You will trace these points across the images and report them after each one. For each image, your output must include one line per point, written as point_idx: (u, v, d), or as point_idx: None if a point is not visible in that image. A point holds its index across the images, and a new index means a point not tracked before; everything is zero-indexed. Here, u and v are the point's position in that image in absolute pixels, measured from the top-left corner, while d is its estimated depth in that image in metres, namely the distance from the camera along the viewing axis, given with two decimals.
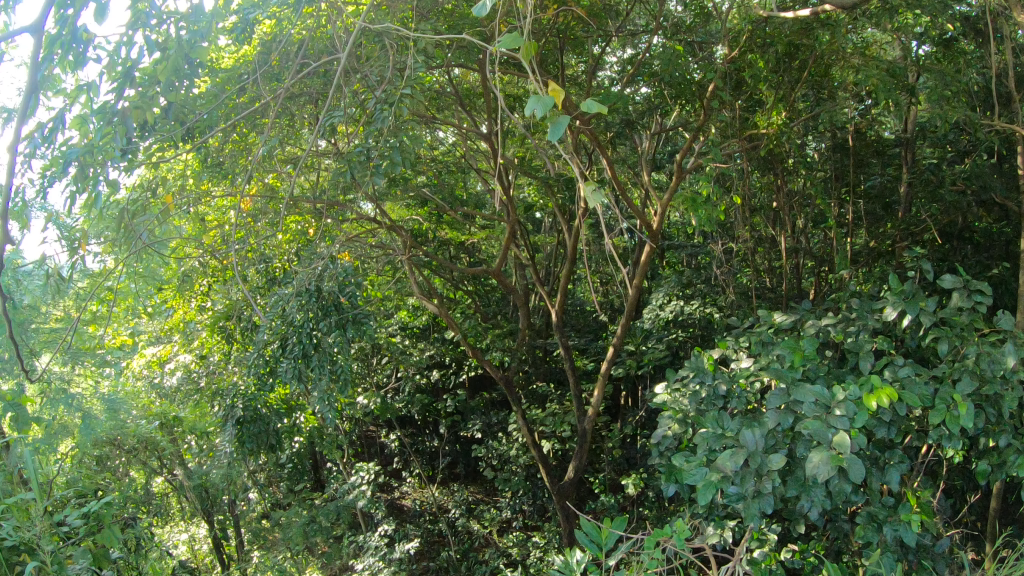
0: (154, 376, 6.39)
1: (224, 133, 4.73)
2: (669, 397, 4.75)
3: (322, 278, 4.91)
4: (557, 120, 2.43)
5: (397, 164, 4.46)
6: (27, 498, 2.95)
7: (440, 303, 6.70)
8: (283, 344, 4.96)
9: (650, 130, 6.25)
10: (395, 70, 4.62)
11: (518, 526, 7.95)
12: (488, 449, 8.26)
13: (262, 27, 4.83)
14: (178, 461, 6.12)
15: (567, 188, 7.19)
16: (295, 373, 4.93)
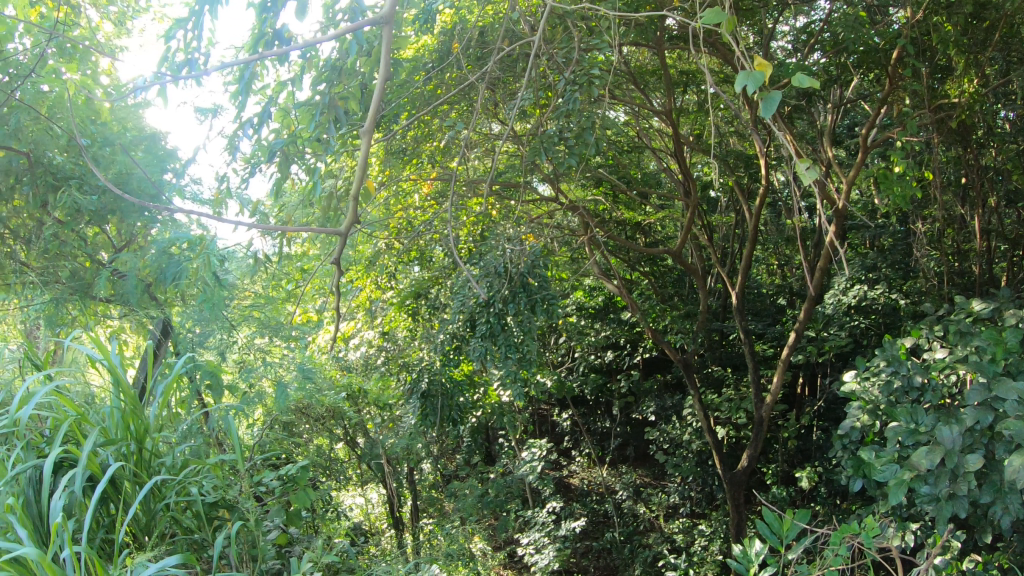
0: (339, 350, 6.81)
1: (408, 121, 5.00)
2: (857, 387, 4.46)
3: (512, 262, 4.97)
4: (766, 94, 1.87)
5: (591, 145, 4.56)
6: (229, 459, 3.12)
7: (620, 284, 6.70)
8: (474, 323, 5.26)
9: (831, 103, 5.86)
10: (582, 50, 4.58)
11: (686, 512, 7.80)
12: (660, 432, 8.21)
13: (441, 16, 5.01)
14: (361, 430, 6.34)
15: (744, 165, 6.91)
16: (482, 352, 5.24)
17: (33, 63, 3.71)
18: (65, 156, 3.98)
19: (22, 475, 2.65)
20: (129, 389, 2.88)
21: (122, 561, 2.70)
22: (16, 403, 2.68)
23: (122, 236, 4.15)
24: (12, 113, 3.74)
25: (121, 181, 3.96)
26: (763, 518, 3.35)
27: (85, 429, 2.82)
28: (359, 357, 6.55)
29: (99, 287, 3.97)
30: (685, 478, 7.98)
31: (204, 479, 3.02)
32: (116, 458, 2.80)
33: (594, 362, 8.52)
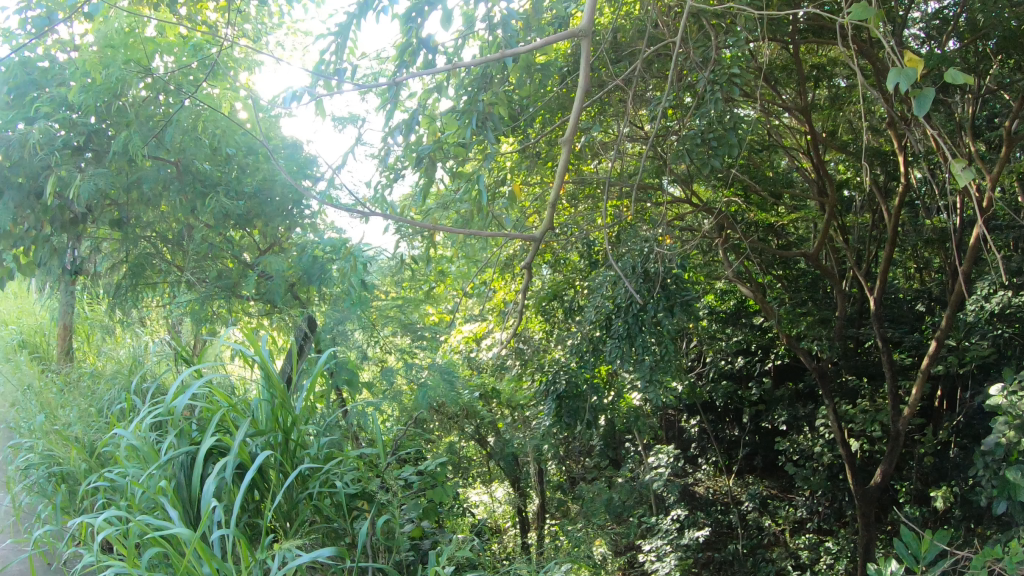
0: (471, 351, 6.59)
1: (541, 125, 4.95)
2: (1004, 401, 4.11)
3: (650, 261, 4.85)
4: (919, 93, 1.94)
5: (735, 146, 4.44)
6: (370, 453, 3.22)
7: (755, 289, 6.48)
8: (611, 324, 5.18)
9: (974, 93, 5.44)
10: (719, 48, 4.44)
11: (812, 527, 7.58)
12: (790, 443, 7.96)
13: (574, 18, 4.91)
14: (493, 429, 6.44)
15: (880, 162, 6.52)
16: (618, 353, 5.14)
17: (179, 79, 4.10)
18: (215, 168, 4.23)
19: (176, 460, 2.90)
20: (279, 384, 3.05)
21: (269, 546, 2.86)
22: (174, 395, 2.90)
23: (265, 239, 4.34)
24: (168, 127, 4.12)
25: (265, 188, 4.23)
26: (898, 537, 3.14)
27: (236, 420, 3.02)
28: (488, 358, 6.31)
29: (248, 289, 4.15)
30: (814, 492, 7.71)
31: (346, 469, 3.08)
32: (264, 447, 2.94)
33: (725, 368, 8.23)
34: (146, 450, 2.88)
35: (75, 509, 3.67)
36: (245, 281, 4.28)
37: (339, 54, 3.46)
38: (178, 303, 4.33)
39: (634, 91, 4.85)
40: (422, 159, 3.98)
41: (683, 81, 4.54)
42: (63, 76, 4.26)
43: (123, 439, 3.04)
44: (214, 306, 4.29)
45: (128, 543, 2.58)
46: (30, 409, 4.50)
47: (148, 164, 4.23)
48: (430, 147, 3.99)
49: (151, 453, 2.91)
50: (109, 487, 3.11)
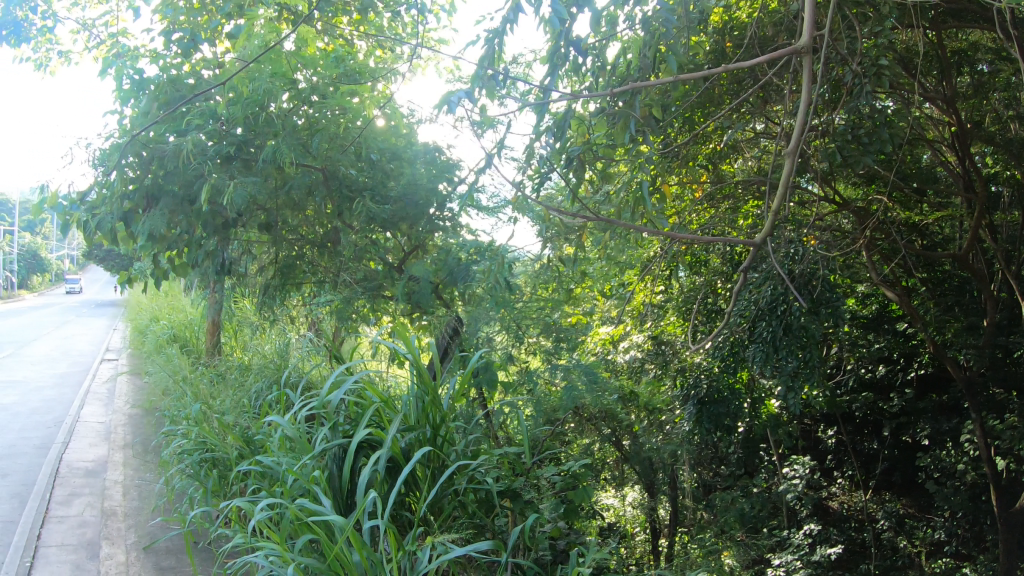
0: (603, 352, 5.42)
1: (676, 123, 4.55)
2: None
3: (802, 260, 4.38)
4: None
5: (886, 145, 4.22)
6: (514, 453, 3.24)
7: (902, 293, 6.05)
8: (753, 328, 4.66)
9: None
10: (866, 40, 4.23)
11: (948, 552, 7.15)
12: (931, 458, 7.50)
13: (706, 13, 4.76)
14: (628, 431, 4.56)
15: None
16: (761, 358, 4.56)
17: (323, 91, 4.35)
18: (360, 172, 4.45)
19: (329, 451, 3.07)
20: (428, 383, 3.13)
21: (415, 538, 2.94)
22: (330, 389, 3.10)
23: (409, 241, 4.54)
24: (314, 136, 4.35)
25: (410, 191, 4.37)
26: None
27: (389, 415, 3.17)
28: (626, 362, 5.31)
29: (396, 291, 4.24)
30: (956, 512, 7.24)
31: (490, 466, 3.11)
32: (416, 443, 3.05)
33: (866, 375, 7.63)
34: (299, 441, 3.07)
35: (225, 496, 3.91)
36: (392, 282, 4.50)
37: (491, 55, 3.67)
38: (322, 300, 4.62)
39: (774, 87, 4.63)
40: (571, 159, 3.94)
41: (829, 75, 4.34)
42: (211, 91, 4.55)
43: (282, 430, 3.29)
44: (361, 301, 4.52)
45: (284, 526, 2.83)
46: (187, 401, 4.85)
47: (297, 171, 4.37)
48: (579, 148, 4.01)
49: (305, 445, 3.10)
50: (264, 477, 3.34)
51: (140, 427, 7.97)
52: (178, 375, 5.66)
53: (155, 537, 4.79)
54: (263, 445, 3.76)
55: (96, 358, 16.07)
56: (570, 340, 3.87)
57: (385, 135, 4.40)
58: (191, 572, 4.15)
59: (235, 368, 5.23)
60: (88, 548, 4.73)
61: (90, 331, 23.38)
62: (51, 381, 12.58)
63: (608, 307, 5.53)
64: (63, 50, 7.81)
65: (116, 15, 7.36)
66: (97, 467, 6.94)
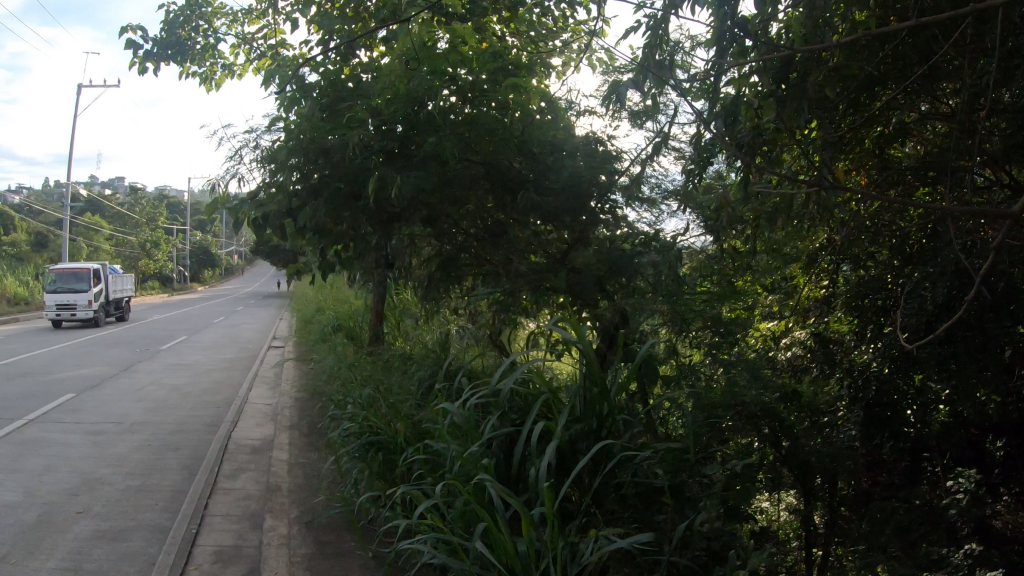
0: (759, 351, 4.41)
1: (853, 100, 4.08)
2: None
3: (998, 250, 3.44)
4: None
5: None
6: (679, 449, 3.25)
7: None
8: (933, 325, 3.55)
9: None
10: None
11: None
12: None
13: None
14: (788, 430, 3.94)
15: None
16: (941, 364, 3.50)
17: (488, 86, 4.47)
18: (525, 167, 4.55)
19: (494, 441, 3.29)
20: (597, 377, 3.26)
21: (577, 527, 3.04)
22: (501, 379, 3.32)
23: (572, 235, 4.65)
24: (474, 128, 4.45)
25: (573, 182, 4.46)
26: None
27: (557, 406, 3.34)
28: (784, 361, 4.21)
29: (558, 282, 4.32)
30: None
31: (655, 461, 3.15)
32: (579, 434, 3.23)
33: None
34: (467, 429, 3.31)
35: (388, 479, 4.07)
36: (552, 273, 4.58)
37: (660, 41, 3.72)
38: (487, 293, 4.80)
39: None
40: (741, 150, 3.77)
41: None
42: (370, 92, 4.78)
43: (453, 416, 3.54)
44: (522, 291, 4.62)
45: (458, 511, 2.99)
46: (358, 387, 5.13)
47: (459, 165, 4.51)
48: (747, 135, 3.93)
49: (472, 432, 3.35)
50: (431, 461, 3.61)
51: (306, 411, 8.49)
52: (346, 361, 6.02)
53: (316, 513, 4.97)
54: (432, 431, 3.98)
55: (261, 346, 17.22)
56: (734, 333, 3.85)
57: (545, 128, 4.50)
58: (351, 549, 4.28)
59: (402, 358, 5.45)
60: (246, 521, 5.32)
61: (252, 322, 25.22)
62: (222, 366, 13.65)
63: (767, 301, 4.53)
64: (228, 63, 8.42)
65: (276, 28, 7.85)
66: (265, 446, 7.43)
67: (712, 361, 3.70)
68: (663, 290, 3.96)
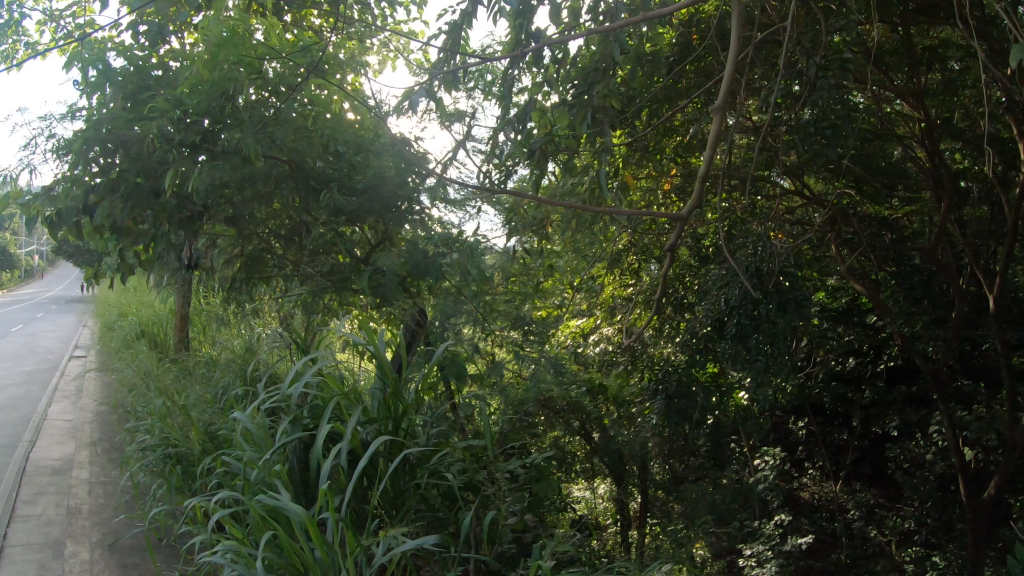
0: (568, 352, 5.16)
1: (652, 110, 4.52)
2: None
3: (762, 259, 4.23)
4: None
5: (847, 136, 4.16)
6: (477, 444, 3.34)
7: (866, 284, 5.89)
8: (721, 324, 4.35)
9: None
10: (822, 36, 4.28)
11: (919, 541, 6.89)
12: (897, 449, 7.26)
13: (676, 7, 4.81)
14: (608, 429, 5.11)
15: (1001, 153, 5.89)
16: (731, 356, 4.32)
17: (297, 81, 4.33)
18: (327, 165, 4.44)
19: (289, 446, 3.20)
20: (391, 376, 3.25)
21: (374, 529, 3.03)
22: (292, 384, 3.21)
23: (376, 235, 4.56)
24: (279, 126, 4.27)
25: (375, 185, 4.36)
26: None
27: (349, 409, 3.28)
28: (593, 355, 5.03)
29: (361, 283, 4.25)
30: (923, 500, 7.00)
31: (452, 460, 3.21)
32: (375, 436, 3.20)
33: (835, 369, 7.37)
34: (260, 436, 3.19)
35: (189, 492, 3.86)
36: (358, 274, 4.50)
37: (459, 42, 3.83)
38: (291, 295, 4.63)
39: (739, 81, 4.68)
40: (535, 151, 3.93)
41: (791, 70, 4.34)
42: (175, 83, 4.50)
43: (247, 424, 3.39)
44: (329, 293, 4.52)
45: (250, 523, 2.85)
46: (158, 396, 4.83)
47: (262, 162, 4.35)
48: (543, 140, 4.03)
49: (266, 439, 3.24)
50: (225, 472, 3.45)
51: (113, 425, 7.87)
52: (150, 369, 5.65)
53: (116, 534, 4.63)
54: (231, 440, 3.80)
55: (63, 356, 15.70)
56: (538, 331, 4.17)
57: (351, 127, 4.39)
58: (152, 570, 4.02)
59: (201, 363, 5.15)
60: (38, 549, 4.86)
61: (59, 328, 23.01)
62: (20, 378, 12.35)
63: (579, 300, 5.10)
64: (29, 43, 7.64)
65: (84, 7, 7.21)
66: (63, 464, 6.81)
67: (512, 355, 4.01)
68: (469, 290, 4.02)
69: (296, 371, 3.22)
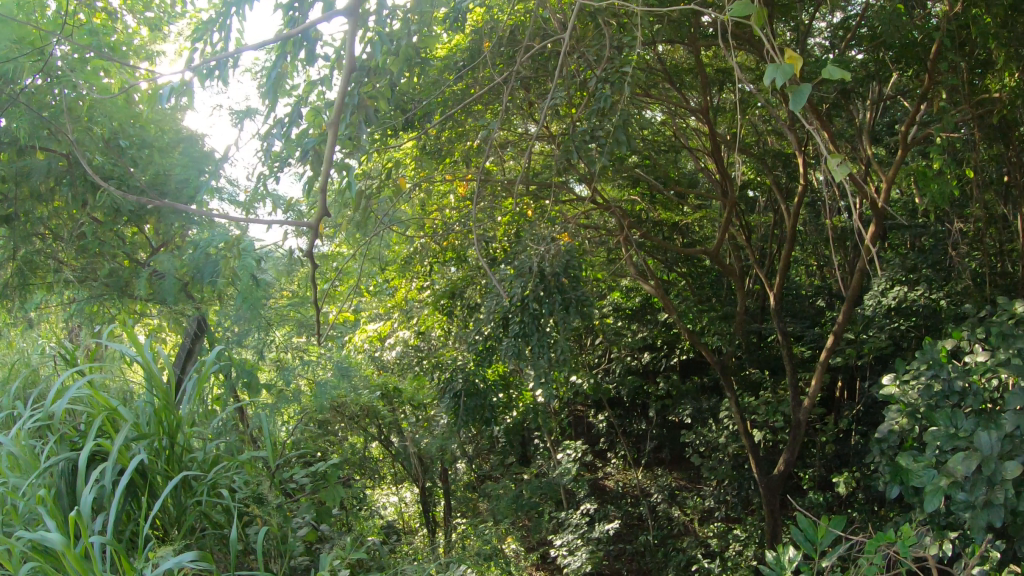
0: (374, 350, 6.68)
1: (442, 120, 4.93)
2: (895, 389, 4.21)
3: (546, 259, 4.68)
4: (800, 87, 1.89)
5: (623, 144, 4.33)
6: (259, 455, 3.24)
7: (657, 285, 6.33)
8: (504, 322, 4.93)
9: (870, 100, 5.79)
10: (610, 49, 4.45)
11: (720, 517, 7.40)
12: (695, 435, 7.76)
13: (476, 13, 4.92)
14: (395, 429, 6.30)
15: (783, 164, 6.48)
16: (514, 351, 4.88)
17: (72, 65, 3.86)
18: (105, 159, 3.97)
19: (54, 468, 2.89)
20: (162, 385, 3.05)
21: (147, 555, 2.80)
22: (55, 398, 2.90)
23: (159, 237, 4.11)
24: (55, 115, 3.88)
25: (157, 184, 4.00)
26: (796, 523, 3.35)
27: (120, 424, 2.99)
28: (395, 355, 6.53)
29: (139, 287, 3.95)
30: (721, 481, 7.55)
31: (228, 474, 3.11)
32: (148, 453, 2.94)
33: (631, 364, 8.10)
34: (19, 457, 2.85)
35: None
36: (137, 278, 4.14)
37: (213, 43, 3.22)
38: (70, 301, 4.23)
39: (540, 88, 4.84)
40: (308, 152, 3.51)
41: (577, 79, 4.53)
42: None
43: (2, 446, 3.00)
44: (113, 301, 4.17)
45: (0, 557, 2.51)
46: None
47: (38, 154, 4.00)
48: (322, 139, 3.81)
49: (25, 461, 2.90)
50: None
51: None
52: None
53: None
54: None
55: None
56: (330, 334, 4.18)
57: (136, 117, 4.01)
58: None
59: None
60: None
61: None
62: None
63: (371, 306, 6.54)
64: None
65: None
66: None
67: (299, 359, 4.02)
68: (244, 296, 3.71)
69: (58, 383, 2.92)
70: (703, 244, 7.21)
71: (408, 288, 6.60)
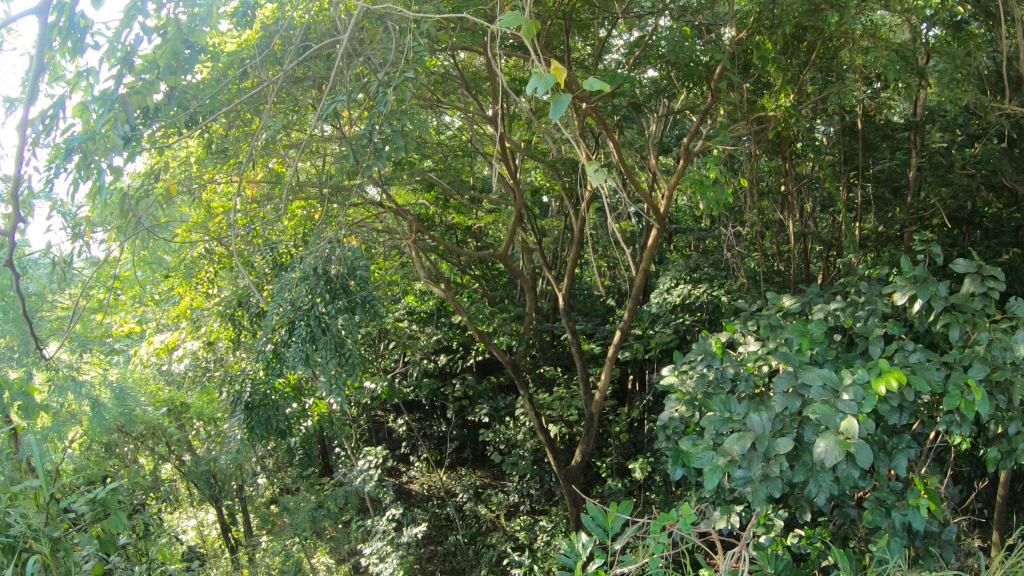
0: (161, 363, 6.36)
1: (227, 117, 4.63)
2: (676, 379, 4.57)
3: (330, 261, 4.66)
4: (560, 98, 2.13)
5: (400, 148, 4.23)
6: (35, 484, 2.87)
7: (448, 288, 6.34)
8: (290, 329, 4.67)
9: (658, 113, 6.27)
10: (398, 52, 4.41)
11: (525, 510, 7.67)
12: (495, 433, 7.95)
13: (264, 8, 4.69)
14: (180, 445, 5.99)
15: (574, 171, 6.84)
16: (302, 358, 4.56)
17: None
18: None
19: None
20: None
21: None
22: None
23: None
24: None
25: None
26: (588, 511, 3.50)
27: None
28: (182, 367, 6.14)
29: None
30: (524, 475, 7.81)
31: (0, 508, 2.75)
32: None
33: (429, 367, 8.15)
34: None
35: None
36: None
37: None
38: None
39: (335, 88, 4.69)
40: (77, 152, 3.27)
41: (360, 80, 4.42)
42: None
43: None
44: None
45: None
46: None
47: None
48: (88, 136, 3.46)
49: None
50: None
51: None
52: None
53: None
54: None
55: None
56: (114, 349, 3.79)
57: None
58: None
59: None
60: None
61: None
62: None
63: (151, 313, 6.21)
64: None
65: None
66: None
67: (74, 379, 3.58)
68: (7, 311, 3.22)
69: None
70: (496, 246, 7.42)
71: (195, 296, 6.21)
